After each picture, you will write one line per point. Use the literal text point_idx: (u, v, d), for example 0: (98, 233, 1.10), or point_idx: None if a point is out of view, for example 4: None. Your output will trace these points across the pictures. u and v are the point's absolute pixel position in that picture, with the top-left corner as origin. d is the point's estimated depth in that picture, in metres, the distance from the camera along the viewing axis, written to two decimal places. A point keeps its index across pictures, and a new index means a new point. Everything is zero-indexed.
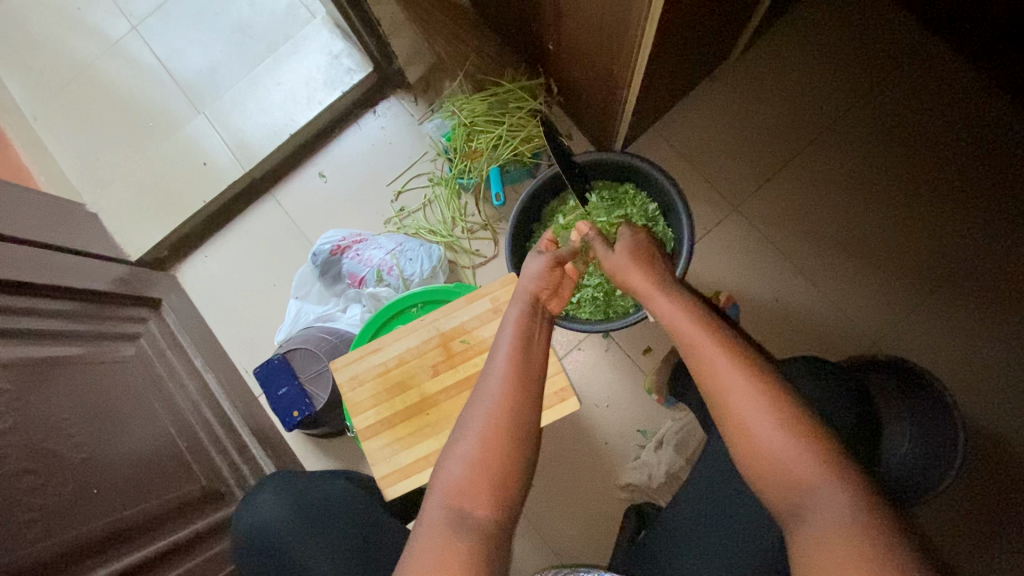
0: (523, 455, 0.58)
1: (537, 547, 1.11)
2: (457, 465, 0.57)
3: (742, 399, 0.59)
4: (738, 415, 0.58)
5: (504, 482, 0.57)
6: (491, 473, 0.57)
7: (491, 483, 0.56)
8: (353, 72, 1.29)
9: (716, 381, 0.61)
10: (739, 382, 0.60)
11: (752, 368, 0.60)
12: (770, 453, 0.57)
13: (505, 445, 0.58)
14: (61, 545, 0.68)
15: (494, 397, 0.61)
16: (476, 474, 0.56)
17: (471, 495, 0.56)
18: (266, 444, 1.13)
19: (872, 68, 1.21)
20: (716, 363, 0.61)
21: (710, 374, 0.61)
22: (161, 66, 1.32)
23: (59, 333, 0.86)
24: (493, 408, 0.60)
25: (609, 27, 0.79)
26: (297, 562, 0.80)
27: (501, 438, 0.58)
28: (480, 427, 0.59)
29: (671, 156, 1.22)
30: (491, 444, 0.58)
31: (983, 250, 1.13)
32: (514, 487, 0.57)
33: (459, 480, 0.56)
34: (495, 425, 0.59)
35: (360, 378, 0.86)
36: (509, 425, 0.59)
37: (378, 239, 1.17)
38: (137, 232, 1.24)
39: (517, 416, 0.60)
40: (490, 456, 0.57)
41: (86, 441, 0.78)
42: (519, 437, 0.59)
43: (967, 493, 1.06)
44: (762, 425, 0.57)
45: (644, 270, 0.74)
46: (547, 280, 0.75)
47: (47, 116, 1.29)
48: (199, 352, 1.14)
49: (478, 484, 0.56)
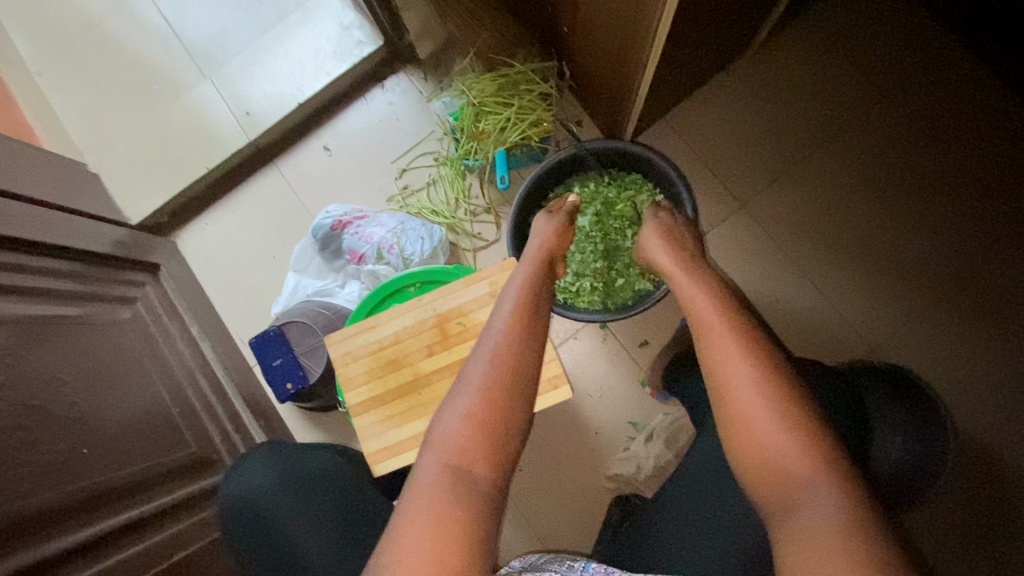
0: (521, 416, 0.58)
1: (523, 534, 1.12)
2: (454, 420, 0.56)
3: (740, 379, 0.60)
4: (735, 393, 0.59)
5: (502, 443, 0.56)
6: (490, 431, 0.56)
7: (489, 440, 0.56)
8: (363, 45, 1.27)
9: (721, 359, 0.62)
10: (742, 364, 0.60)
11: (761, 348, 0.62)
12: (764, 440, 0.57)
13: (504, 406, 0.57)
14: (53, 501, 0.69)
15: (495, 353, 0.61)
16: (474, 431, 0.56)
17: (466, 452, 0.55)
18: (258, 414, 1.14)
19: (890, 70, 1.19)
20: (724, 342, 0.63)
21: (716, 346, 0.63)
22: (169, 28, 1.29)
23: (53, 292, 0.85)
24: (493, 365, 0.59)
25: (625, 14, 0.77)
26: (284, 534, 0.80)
27: (501, 394, 0.58)
28: (480, 380, 0.58)
29: (681, 149, 1.21)
30: (490, 403, 0.57)
31: (988, 261, 1.12)
32: (511, 443, 0.57)
33: (456, 436, 0.55)
34: (495, 381, 0.58)
35: (354, 354, 0.85)
36: (506, 385, 0.58)
37: (379, 217, 1.16)
38: (137, 195, 1.23)
39: (517, 375, 0.59)
40: (487, 413, 0.57)
41: (78, 401, 0.79)
42: (518, 402, 0.58)
43: (957, 504, 1.06)
44: (761, 412, 0.58)
45: (673, 255, 0.77)
46: (557, 240, 0.80)
47: (52, 73, 1.27)
48: (195, 319, 1.14)
49: (475, 441, 0.55)
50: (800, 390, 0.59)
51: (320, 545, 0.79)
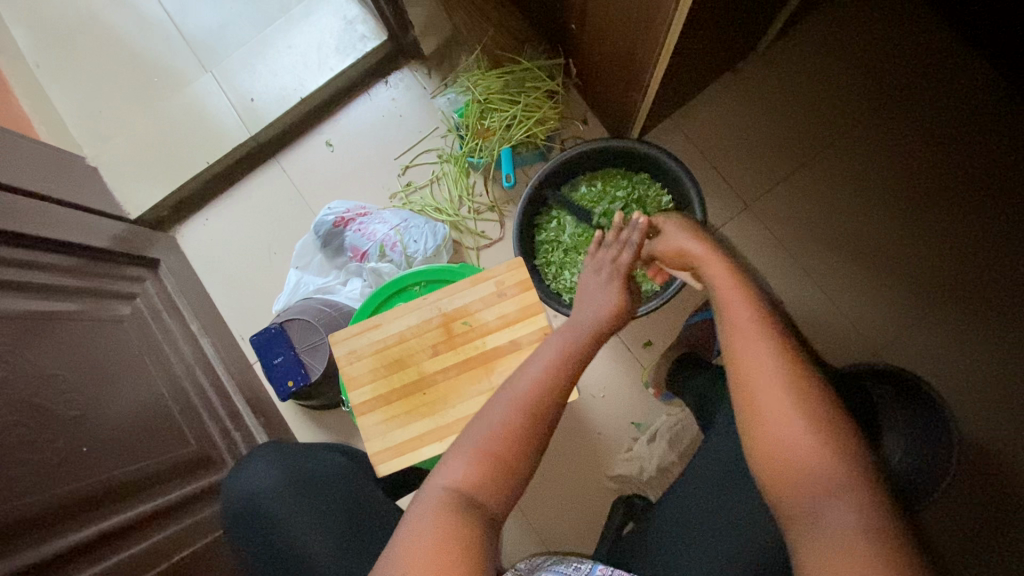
0: (529, 458, 0.58)
1: (525, 534, 1.12)
2: (464, 454, 0.57)
3: (791, 438, 0.55)
4: (756, 392, 0.58)
5: (507, 477, 0.57)
6: (497, 466, 0.56)
7: (495, 474, 0.56)
8: (366, 39, 1.25)
9: (767, 407, 0.57)
10: (795, 421, 0.56)
11: (788, 349, 0.59)
12: (780, 439, 0.56)
13: (518, 443, 0.58)
14: (52, 500, 0.68)
15: (517, 394, 0.60)
16: (481, 463, 0.56)
17: (472, 483, 0.55)
18: (259, 412, 1.13)
19: (896, 72, 1.19)
20: (775, 393, 0.57)
21: (741, 343, 0.61)
22: (170, 20, 1.28)
23: (52, 287, 0.84)
24: (514, 407, 0.59)
25: (636, 12, 0.76)
26: (284, 536, 0.78)
27: (518, 436, 0.58)
28: (496, 419, 0.59)
29: (686, 149, 1.20)
30: (502, 441, 0.57)
31: (992, 265, 1.12)
32: (516, 479, 0.57)
33: (463, 469, 0.56)
34: (512, 421, 0.58)
35: (359, 352, 0.84)
36: (524, 426, 0.58)
37: (382, 214, 1.15)
38: (137, 189, 1.21)
39: (538, 417, 0.59)
40: (497, 448, 0.57)
41: (77, 398, 0.77)
42: (530, 443, 0.58)
43: (960, 506, 1.06)
44: (808, 471, 0.54)
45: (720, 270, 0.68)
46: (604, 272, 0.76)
47: (50, 64, 1.26)
48: (195, 315, 1.12)
49: (482, 474, 0.56)
50: (827, 395, 0.57)
51: (321, 547, 0.76)
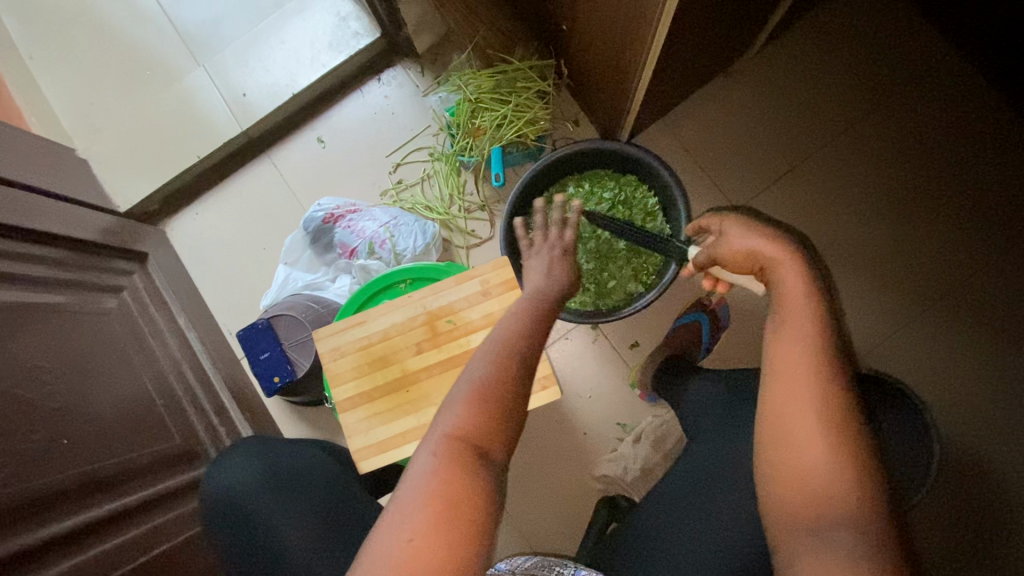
0: (517, 411, 0.55)
1: (508, 532, 1.12)
2: (457, 407, 0.53)
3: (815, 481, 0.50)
4: (783, 401, 0.53)
5: (499, 428, 0.53)
6: (490, 418, 0.53)
7: (488, 425, 0.52)
8: (360, 36, 1.24)
9: (799, 446, 0.51)
10: (826, 470, 0.50)
11: (845, 397, 0.52)
12: (798, 465, 0.51)
13: (505, 396, 0.54)
14: (31, 492, 0.68)
15: (493, 350, 0.59)
16: (473, 414, 0.53)
17: (468, 436, 0.51)
18: (245, 407, 1.13)
19: (888, 80, 1.19)
20: (816, 438, 0.51)
21: (792, 374, 0.53)
22: (163, 13, 1.27)
23: (36, 279, 0.84)
24: (491, 360, 0.57)
25: (624, 16, 0.77)
26: (264, 533, 0.79)
27: (501, 385, 0.55)
28: (479, 372, 0.56)
29: (677, 152, 1.21)
30: (489, 392, 0.54)
31: (978, 273, 1.13)
32: (508, 433, 0.54)
33: (458, 420, 0.52)
34: (495, 373, 0.56)
35: (342, 349, 0.85)
36: (505, 379, 0.56)
37: (372, 211, 1.15)
38: (126, 182, 1.21)
39: (515, 370, 0.57)
40: (487, 399, 0.54)
41: (60, 390, 0.77)
42: (517, 396, 0.56)
43: (941, 511, 1.06)
44: (816, 511, 0.50)
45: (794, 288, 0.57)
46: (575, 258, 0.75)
47: (42, 55, 1.25)
48: (183, 309, 1.12)
49: (475, 426, 0.52)
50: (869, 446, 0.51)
51: (299, 543, 0.77)
